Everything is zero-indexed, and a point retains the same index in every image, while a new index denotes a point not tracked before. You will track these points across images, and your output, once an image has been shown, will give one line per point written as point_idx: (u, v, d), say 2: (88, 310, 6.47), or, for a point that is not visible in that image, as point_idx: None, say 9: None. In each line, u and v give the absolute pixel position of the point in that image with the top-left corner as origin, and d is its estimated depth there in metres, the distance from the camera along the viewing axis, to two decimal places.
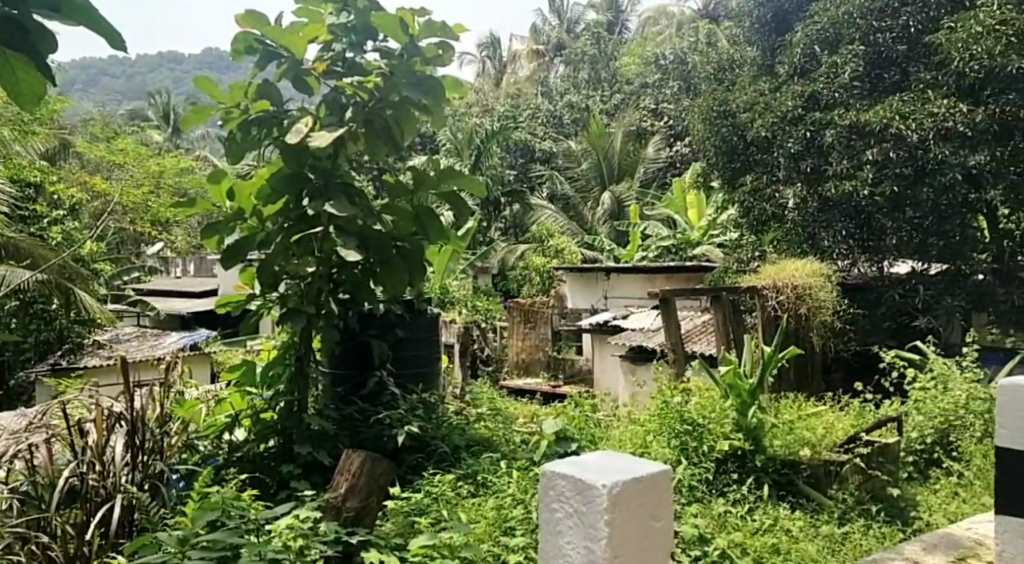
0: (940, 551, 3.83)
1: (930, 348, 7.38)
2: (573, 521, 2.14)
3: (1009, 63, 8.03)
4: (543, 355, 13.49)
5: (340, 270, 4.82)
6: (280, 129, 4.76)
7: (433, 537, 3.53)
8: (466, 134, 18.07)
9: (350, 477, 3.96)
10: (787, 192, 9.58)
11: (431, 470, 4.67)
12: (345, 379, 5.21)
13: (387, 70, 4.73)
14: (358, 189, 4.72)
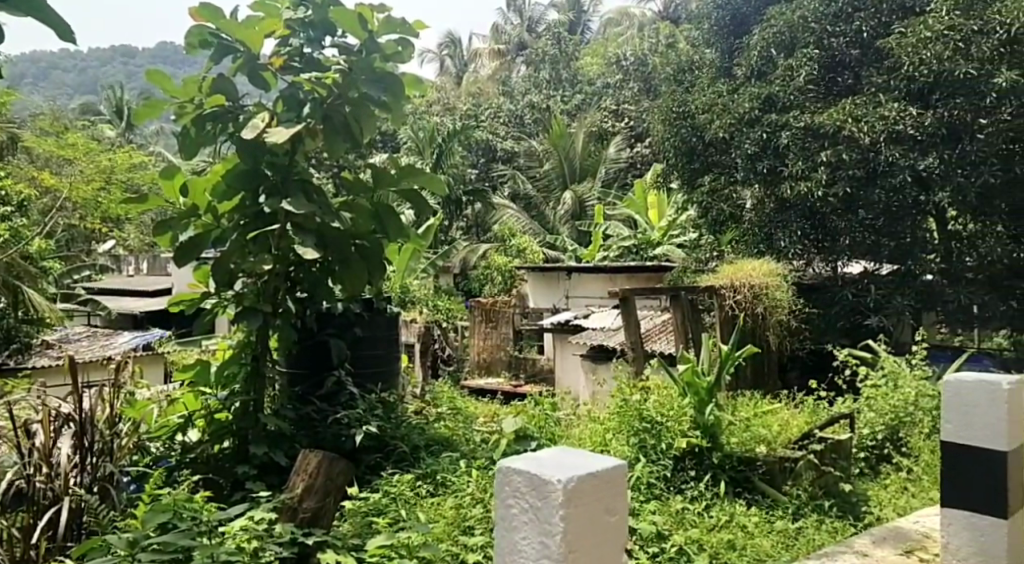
0: (889, 544, 3.91)
1: (881, 347, 7.50)
2: (528, 517, 2.14)
3: (957, 67, 8.17)
4: (504, 355, 13.51)
5: (297, 269, 4.79)
6: (235, 125, 4.70)
7: (391, 537, 3.52)
8: (427, 133, 18.02)
9: (306, 478, 3.94)
10: (745, 193, 9.69)
11: (390, 470, 4.65)
12: (304, 378, 5.17)
13: (345, 66, 4.70)
14: (316, 186, 4.68)
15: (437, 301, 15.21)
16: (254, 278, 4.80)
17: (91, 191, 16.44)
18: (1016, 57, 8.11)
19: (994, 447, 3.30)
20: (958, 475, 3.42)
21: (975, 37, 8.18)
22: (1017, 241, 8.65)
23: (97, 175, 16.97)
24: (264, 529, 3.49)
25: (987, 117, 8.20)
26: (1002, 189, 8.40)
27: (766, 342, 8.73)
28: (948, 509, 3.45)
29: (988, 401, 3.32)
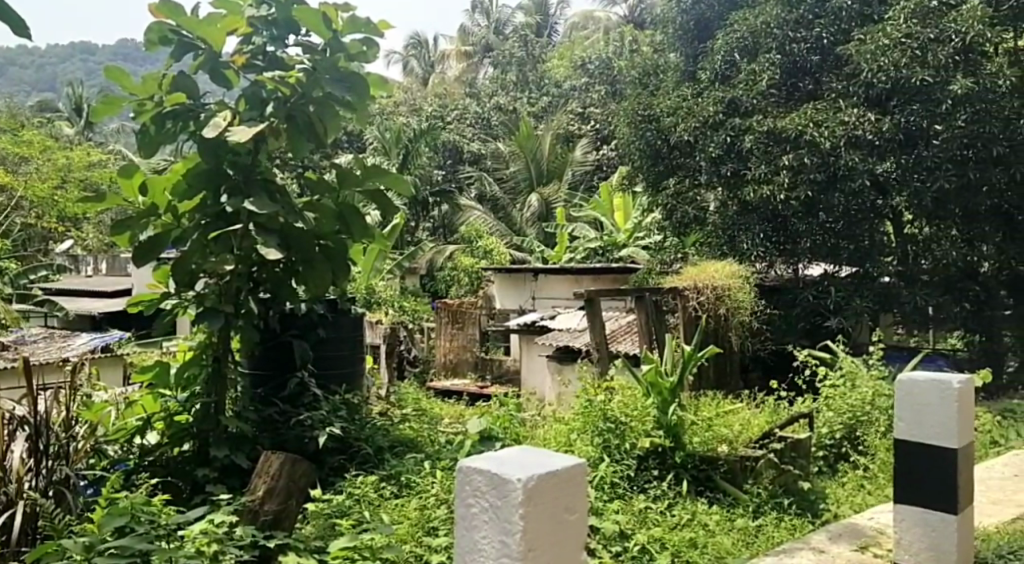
0: (845, 540, 3.96)
1: (839, 347, 7.61)
2: (488, 517, 2.14)
3: (914, 75, 8.30)
4: (470, 356, 13.48)
5: (260, 270, 4.73)
6: (196, 123, 4.66)
7: (354, 538, 3.51)
8: (393, 133, 17.97)
9: (268, 480, 3.91)
10: (708, 196, 9.79)
11: (354, 472, 4.64)
12: (266, 379, 5.16)
13: (309, 65, 4.69)
14: (279, 185, 4.63)
15: (403, 302, 15.15)
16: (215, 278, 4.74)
17: (47, 189, 16.13)
18: (969, 66, 8.22)
19: (947, 445, 3.35)
20: (912, 472, 3.45)
21: (931, 44, 8.30)
22: (970, 244, 8.87)
23: (54, 174, 16.64)
24: (224, 533, 3.47)
25: (941, 123, 8.28)
26: (955, 192, 8.52)
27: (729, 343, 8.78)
28: (900, 505, 3.50)
29: (940, 401, 3.35)
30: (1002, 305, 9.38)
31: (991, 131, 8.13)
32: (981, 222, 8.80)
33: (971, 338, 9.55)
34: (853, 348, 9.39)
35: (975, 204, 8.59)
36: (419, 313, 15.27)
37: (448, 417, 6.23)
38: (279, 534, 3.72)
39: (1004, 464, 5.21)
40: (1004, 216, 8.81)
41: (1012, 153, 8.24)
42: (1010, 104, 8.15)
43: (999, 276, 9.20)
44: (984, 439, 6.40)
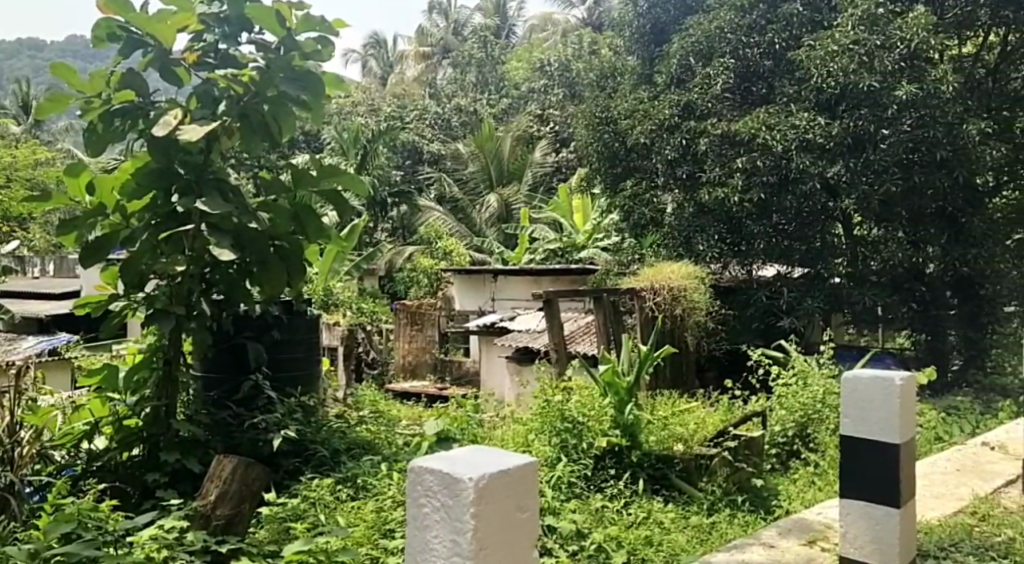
0: (795, 535, 4.01)
1: (792, 347, 7.70)
2: (440, 516, 2.13)
3: (862, 80, 8.42)
4: (430, 357, 13.39)
5: (213, 270, 4.67)
6: (145, 121, 4.59)
7: (308, 542, 3.46)
8: (351, 133, 17.88)
9: (219, 484, 3.96)
10: (666, 198, 9.85)
11: (309, 474, 4.60)
12: (219, 382, 5.10)
13: (262, 64, 4.67)
14: (233, 185, 4.60)
15: (361, 305, 15.06)
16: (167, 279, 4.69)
17: None
18: (914, 71, 8.38)
19: (888, 440, 3.28)
20: (862, 467, 3.36)
21: (878, 51, 8.43)
22: (916, 246, 9.00)
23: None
24: (174, 539, 3.50)
25: (888, 127, 8.38)
26: (902, 195, 8.73)
27: (686, 342, 8.82)
28: (845, 499, 3.42)
29: (883, 396, 3.28)
30: (948, 305, 9.57)
31: (935, 135, 8.26)
32: (927, 223, 9.00)
33: (918, 337, 9.76)
34: (806, 348, 9.51)
35: (921, 207, 8.83)
36: (377, 315, 15.18)
37: (405, 419, 6.21)
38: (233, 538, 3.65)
39: (949, 459, 5.30)
40: (948, 218, 8.99)
41: (955, 157, 8.35)
42: (953, 109, 8.26)
43: (944, 277, 9.38)
44: (929, 435, 6.51)
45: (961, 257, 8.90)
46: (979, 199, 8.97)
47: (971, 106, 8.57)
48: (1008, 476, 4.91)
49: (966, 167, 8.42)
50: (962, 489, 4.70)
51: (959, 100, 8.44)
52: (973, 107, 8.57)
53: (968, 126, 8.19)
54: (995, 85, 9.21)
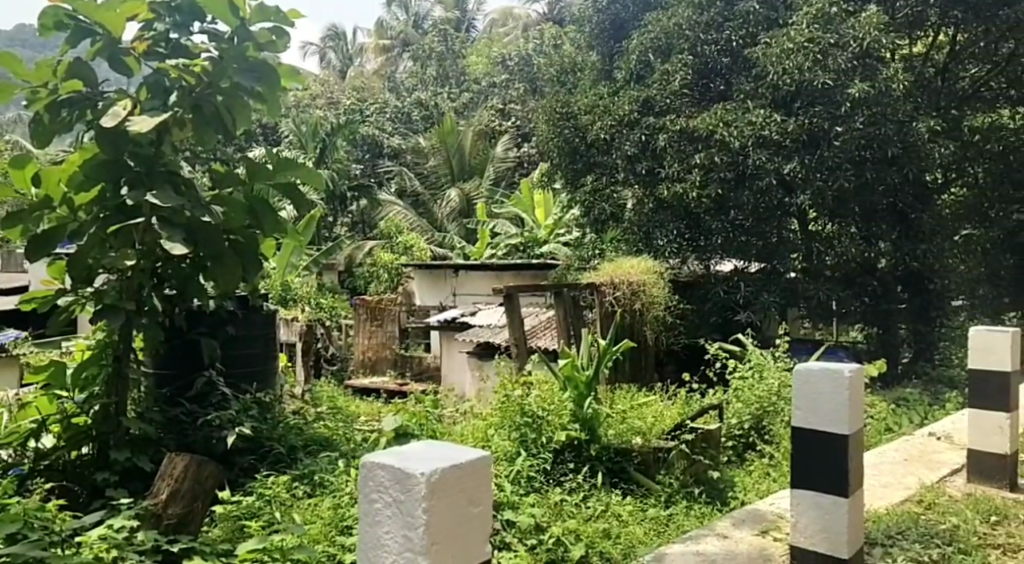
0: (747, 525, 4.05)
1: (748, 341, 7.78)
2: (391, 512, 2.12)
3: (816, 78, 8.51)
4: (390, 353, 13.29)
5: (166, 266, 4.66)
6: (94, 112, 4.51)
7: (262, 540, 3.46)
8: (310, 127, 17.72)
9: (171, 483, 3.94)
10: (625, 194, 9.84)
11: (264, 472, 4.56)
12: (170, 379, 5.08)
13: (215, 53, 4.64)
14: (186, 179, 4.57)
15: (320, 300, 15.01)
16: (116, 273, 4.63)
17: None
18: (867, 70, 8.49)
19: (837, 431, 3.28)
20: (814, 460, 3.35)
21: (831, 49, 8.54)
22: (868, 242, 9.12)
23: None
24: (124, 539, 3.50)
25: (842, 125, 8.51)
26: (854, 192, 8.78)
27: (644, 336, 8.89)
28: (796, 490, 3.42)
29: (832, 388, 3.27)
30: (900, 300, 9.75)
31: (886, 132, 8.40)
32: (878, 222, 9.13)
33: (870, 331, 9.94)
34: (762, 342, 9.60)
35: (873, 203, 8.93)
36: (337, 310, 15.10)
37: (363, 415, 6.18)
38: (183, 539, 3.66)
39: (896, 449, 5.39)
40: (899, 215, 9.20)
41: (905, 154, 8.55)
42: (903, 107, 8.46)
43: (895, 272, 9.55)
44: (879, 426, 6.61)
45: (910, 254, 9.06)
46: (928, 196, 9.24)
47: (920, 104, 8.80)
48: (953, 466, 4.99)
49: (915, 164, 8.62)
50: (909, 478, 4.78)
51: (910, 99, 8.68)
52: (924, 106, 8.84)
53: (918, 124, 8.46)
54: (945, 83, 9.46)
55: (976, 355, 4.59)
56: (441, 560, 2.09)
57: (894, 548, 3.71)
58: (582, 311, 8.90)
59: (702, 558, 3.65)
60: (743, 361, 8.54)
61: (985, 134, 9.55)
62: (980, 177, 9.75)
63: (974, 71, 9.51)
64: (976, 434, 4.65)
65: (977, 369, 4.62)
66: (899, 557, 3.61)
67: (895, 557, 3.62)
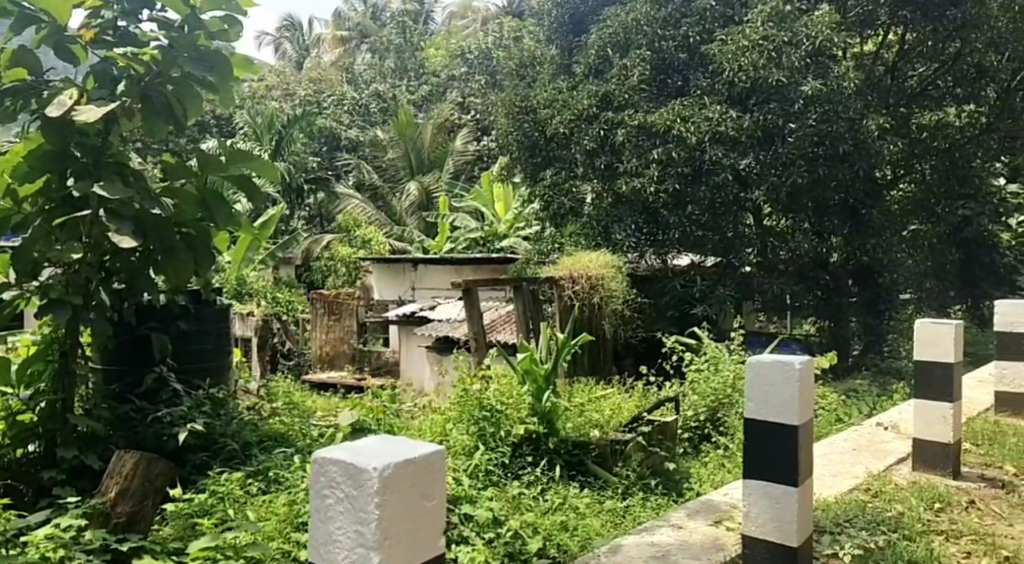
0: (701, 516, 4.09)
1: (704, 334, 7.87)
2: (344, 507, 2.10)
3: (770, 76, 8.63)
4: (348, 348, 13.24)
5: (114, 258, 4.57)
6: (37, 101, 4.41)
7: (215, 538, 3.43)
8: (266, 118, 17.52)
9: (121, 481, 3.94)
10: (584, 188, 9.88)
11: (218, 468, 4.50)
12: (120, 375, 5.01)
13: (166, 43, 4.57)
14: (133, 168, 4.47)
15: (277, 294, 14.88)
16: (63, 267, 4.53)
17: None
18: (820, 68, 8.71)
19: (788, 422, 3.31)
20: (766, 450, 3.38)
21: (786, 47, 8.67)
22: (821, 236, 9.40)
23: None
24: (71, 538, 3.51)
25: (795, 122, 8.64)
26: (806, 188, 8.92)
27: (603, 329, 8.93)
28: (748, 480, 3.44)
29: (784, 380, 3.31)
30: (851, 293, 9.92)
31: (839, 130, 8.54)
32: (830, 216, 9.35)
33: (822, 324, 10.11)
34: (718, 335, 9.69)
35: (825, 198, 9.08)
36: (294, 304, 14.97)
37: (320, 411, 6.14)
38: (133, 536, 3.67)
39: (846, 439, 5.48)
40: (851, 212, 9.42)
41: (856, 151, 8.66)
42: (855, 105, 8.55)
43: (847, 266, 9.71)
44: (831, 417, 6.71)
45: (860, 247, 9.40)
46: (878, 192, 9.46)
47: (871, 102, 8.90)
48: (899, 455, 5.09)
49: (866, 161, 8.72)
50: (857, 467, 4.86)
51: (860, 97, 8.74)
52: (872, 104, 8.84)
53: (867, 122, 8.48)
54: (894, 82, 9.70)
55: (923, 347, 4.69)
56: (395, 553, 2.08)
57: (843, 535, 3.76)
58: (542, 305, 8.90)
59: (657, 549, 3.68)
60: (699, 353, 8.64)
61: (933, 132, 9.56)
62: (927, 175, 9.79)
63: (922, 70, 9.69)
64: (921, 424, 4.75)
65: (923, 360, 4.72)
66: (848, 544, 3.67)
67: (844, 544, 3.68)
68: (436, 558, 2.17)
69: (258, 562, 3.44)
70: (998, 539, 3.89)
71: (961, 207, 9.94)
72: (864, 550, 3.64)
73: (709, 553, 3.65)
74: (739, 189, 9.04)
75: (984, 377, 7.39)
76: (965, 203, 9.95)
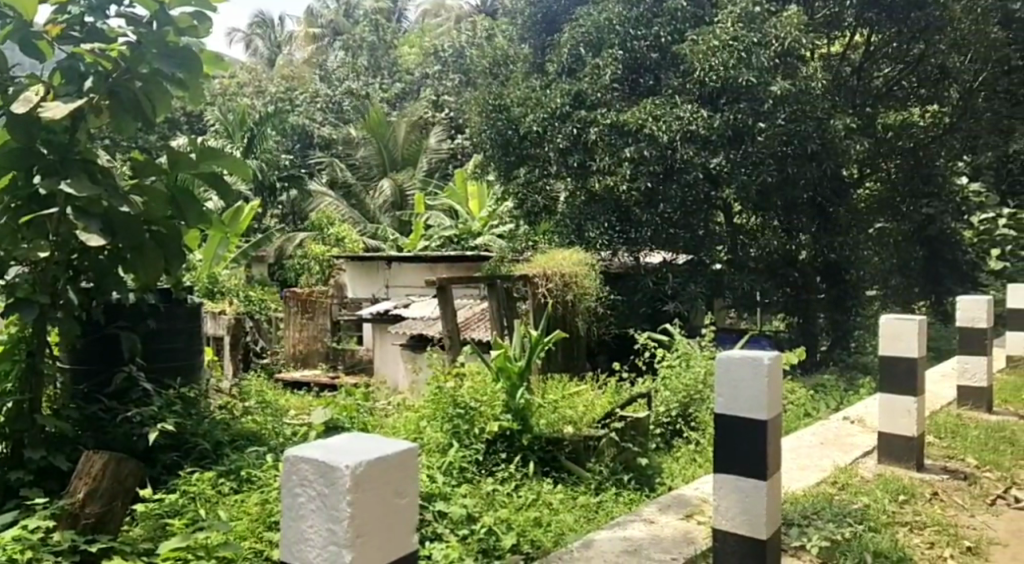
0: (672, 510, 4.12)
1: (676, 331, 7.92)
2: (315, 505, 2.10)
3: (740, 76, 8.66)
4: (322, 347, 13.17)
5: (82, 257, 4.52)
6: (3, 98, 4.34)
7: (185, 538, 3.42)
8: (237, 115, 17.39)
9: (89, 482, 3.88)
10: (558, 186, 9.91)
11: (189, 469, 4.46)
12: (89, 375, 4.97)
13: (134, 38, 4.54)
14: (101, 166, 4.42)
15: (249, 293, 14.81)
16: (29, 265, 4.48)
17: None
18: (788, 68, 8.93)
19: (757, 418, 3.34)
20: (736, 447, 3.41)
21: (755, 47, 8.69)
22: (790, 234, 9.53)
23: None
24: (39, 540, 3.51)
25: (765, 121, 8.69)
26: (776, 187, 9.06)
27: (577, 326, 8.95)
28: (719, 475, 3.46)
29: (752, 376, 3.34)
30: (820, 290, 10.04)
31: (807, 129, 8.71)
32: (799, 213, 9.49)
33: (792, 320, 10.22)
34: (690, 331, 9.74)
35: (794, 196, 9.22)
36: (266, 303, 14.90)
37: (292, 409, 6.12)
38: (102, 536, 3.66)
39: (814, 433, 5.54)
40: (819, 209, 9.57)
41: (824, 150, 8.88)
42: (822, 105, 8.81)
43: (816, 263, 9.81)
44: (799, 412, 6.77)
45: (829, 245, 9.54)
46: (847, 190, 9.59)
47: (838, 102, 9.22)
48: (864, 449, 5.15)
49: (833, 160, 8.99)
50: (824, 461, 4.92)
51: (828, 97, 9.04)
52: (840, 104, 9.16)
53: (835, 122, 8.76)
54: (860, 82, 9.86)
55: (887, 341, 4.78)
56: (367, 551, 2.07)
57: (810, 528, 3.82)
58: (516, 302, 8.88)
59: (629, 544, 3.70)
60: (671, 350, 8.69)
61: (898, 131, 9.78)
62: (894, 174, 10.05)
63: (888, 71, 9.83)
64: (885, 419, 4.80)
65: (886, 356, 4.80)
66: (815, 536, 3.71)
67: (811, 536, 3.72)
68: (408, 555, 2.17)
69: (229, 562, 3.43)
70: (960, 529, 3.98)
71: (925, 206, 10.10)
72: (830, 542, 3.69)
73: (681, 547, 3.68)
74: (710, 189, 9.20)
75: (949, 371, 7.51)
76: (928, 202, 10.09)
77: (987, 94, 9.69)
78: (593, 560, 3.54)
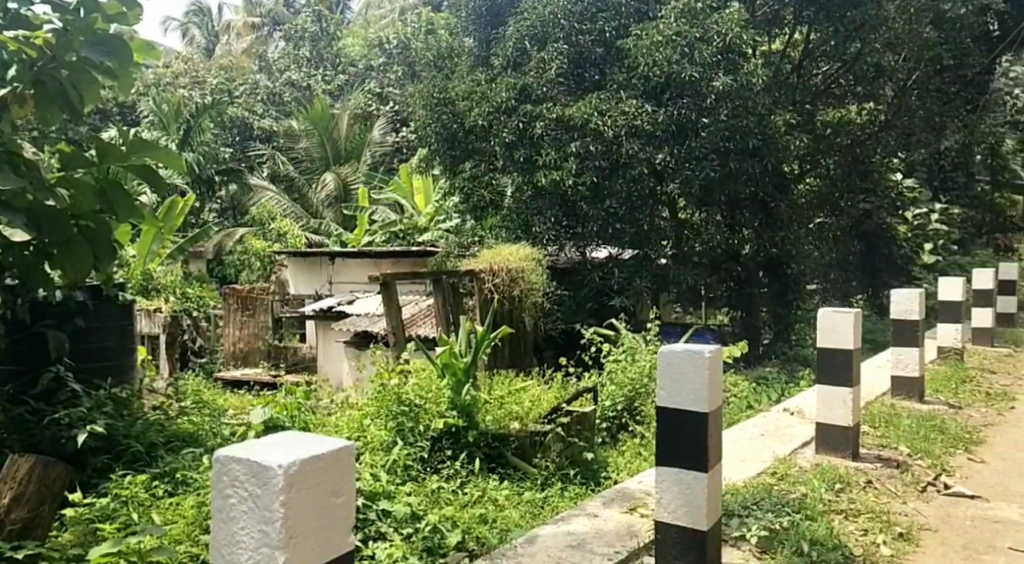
0: (616, 503, 4.14)
1: (620, 326, 7.97)
2: (247, 507, 2.05)
3: (684, 71, 8.69)
4: (262, 344, 13.13)
5: (4, 254, 4.39)
6: None
7: (118, 543, 3.34)
8: (172, 107, 16.98)
9: (14, 486, 3.76)
10: (504, 181, 9.93)
11: (122, 471, 4.35)
12: (16, 376, 4.84)
13: (60, 25, 4.41)
14: (27, 159, 4.25)
15: (186, 290, 14.52)
16: None
17: None
18: (729, 62, 8.83)
19: (696, 410, 3.37)
20: (677, 439, 3.43)
21: (697, 43, 8.76)
22: (732, 229, 9.72)
23: None
24: None
25: (708, 116, 8.83)
26: (719, 182, 9.17)
27: (522, 322, 8.97)
28: (661, 468, 3.48)
29: (693, 370, 3.36)
30: (760, 284, 10.21)
31: (748, 124, 8.83)
32: (741, 209, 9.66)
33: (734, 314, 10.37)
34: (633, 326, 9.83)
35: (737, 191, 9.33)
36: (206, 300, 14.64)
37: (230, 409, 6.02)
38: (30, 542, 3.61)
39: (756, 425, 5.62)
40: (761, 203, 9.72)
41: (765, 146, 9.03)
42: (762, 100, 8.96)
43: (757, 257, 9.99)
44: (740, 405, 6.85)
45: (770, 239, 9.77)
46: (786, 185, 9.76)
47: (778, 98, 9.44)
48: (803, 439, 5.24)
49: (774, 156, 9.18)
50: (765, 452, 4.99)
51: (769, 93, 9.29)
52: (780, 99, 9.44)
53: (776, 118, 9.06)
54: (799, 79, 9.89)
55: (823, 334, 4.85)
56: (301, 553, 2.04)
57: (749, 518, 3.87)
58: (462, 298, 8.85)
59: (572, 539, 3.71)
60: (615, 344, 8.76)
61: (835, 129, 10.05)
62: (831, 169, 10.21)
63: (826, 68, 9.93)
64: (823, 410, 4.89)
65: (823, 349, 4.88)
66: (754, 526, 3.77)
67: (750, 527, 3.78)
68: (342, 556, 2.14)
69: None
70: (893, 516, 4.08)
71: (862, 201, 10.47)
72: (769, 531, 3.75)
73: (623, 540, 3.70)
74: (655, 184, 9.26)
75: (883, 362, 7.70)
76: (865, 198, 10.50)
77: (919, 94, 10.08)
78: (537, 555, 3.54)
